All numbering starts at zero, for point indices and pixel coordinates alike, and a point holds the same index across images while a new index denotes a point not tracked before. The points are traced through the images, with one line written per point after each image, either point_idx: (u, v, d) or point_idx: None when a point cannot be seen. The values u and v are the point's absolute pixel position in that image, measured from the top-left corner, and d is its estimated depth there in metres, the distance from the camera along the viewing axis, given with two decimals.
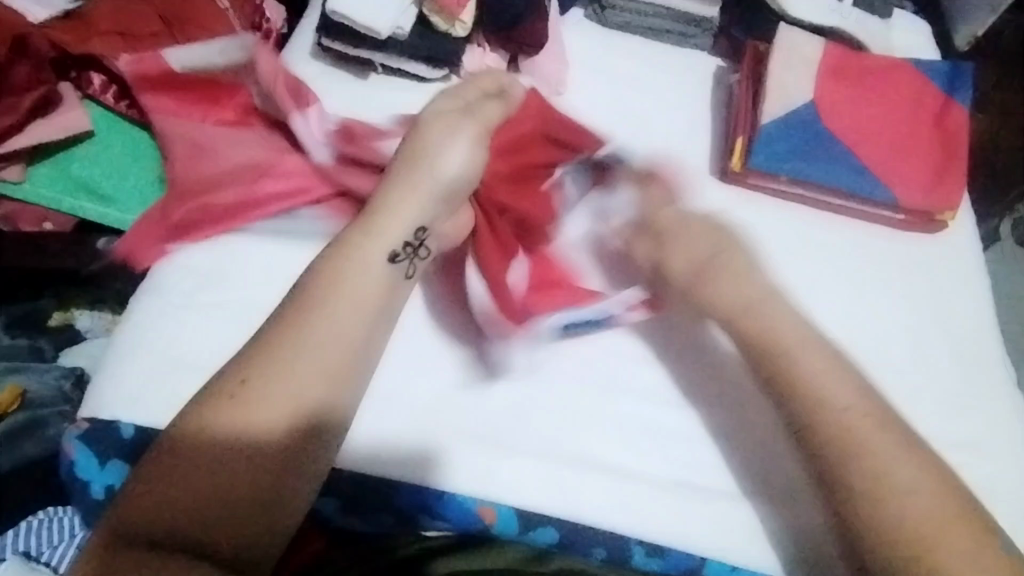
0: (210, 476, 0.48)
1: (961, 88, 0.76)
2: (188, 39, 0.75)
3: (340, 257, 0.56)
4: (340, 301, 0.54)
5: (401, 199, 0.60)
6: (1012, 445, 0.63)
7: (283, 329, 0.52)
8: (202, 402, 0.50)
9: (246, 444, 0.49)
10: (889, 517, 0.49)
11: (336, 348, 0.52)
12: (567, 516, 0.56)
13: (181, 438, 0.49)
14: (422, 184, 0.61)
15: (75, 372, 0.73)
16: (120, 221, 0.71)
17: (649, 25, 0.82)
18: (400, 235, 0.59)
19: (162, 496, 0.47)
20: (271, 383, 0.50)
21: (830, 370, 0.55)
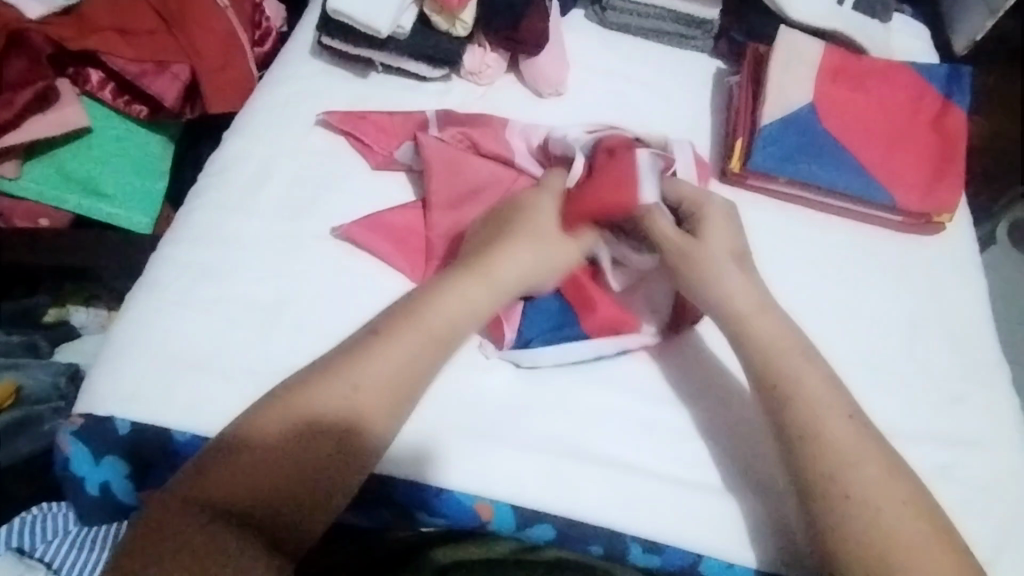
0: (287, 466, 0.47)
1: (959, 92, 0.76)
2: (190, 37, 0.73)
3: (429, 284, 0.57)
4: (432, 317, 0.55)
5: (503, 250, 0.60)
6: (1007, 444, 0.63)
7: (378, 342, 0.53)
8: (296, 395, 0.50)
9: (330, 446, 0.49)
10: (857, 529, 0.48)
11: (423, 367, 0.53)
12: (563, 513, 0.55)
13: (247, 435, 0.48)
14: (517, 233, 0.61)
15: (70, 368, 0.74)
16: (132, 222, 0.76)
17: (650, 27, 0.82)
18: (505, 273, 0.59)
19: (241, 478, 0.46)
20: (369, 394, 0.51)
21: (796, 368, 0.55)
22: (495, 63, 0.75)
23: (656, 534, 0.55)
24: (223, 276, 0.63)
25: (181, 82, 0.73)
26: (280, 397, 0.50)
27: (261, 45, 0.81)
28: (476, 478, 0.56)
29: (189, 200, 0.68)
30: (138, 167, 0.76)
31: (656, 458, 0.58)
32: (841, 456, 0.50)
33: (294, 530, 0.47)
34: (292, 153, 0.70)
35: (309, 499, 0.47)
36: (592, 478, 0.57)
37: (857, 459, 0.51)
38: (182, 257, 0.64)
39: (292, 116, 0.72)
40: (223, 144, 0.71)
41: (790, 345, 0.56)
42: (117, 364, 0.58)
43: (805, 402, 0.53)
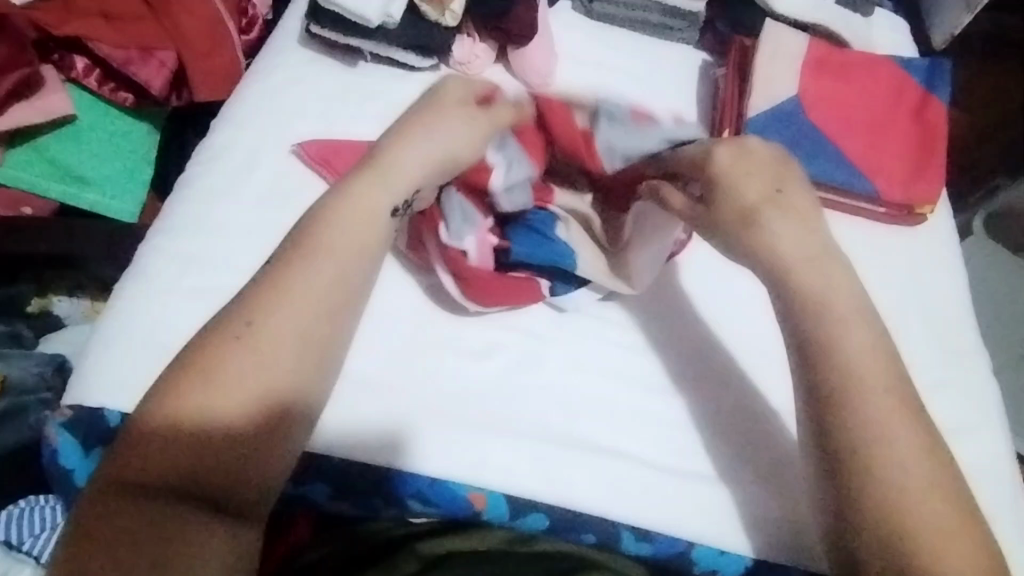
0: (188, 446, 0.44)
1: (940, 85, 0.77)
2: (177, 24, 0.72)
3: (329, 205, 0.55)
4: (332, 235, 0.53)
5: (405, 161, 0.58)
6: (986, 429, 0.65)
7: (271, 281, 0.50)
8: (185, 369, 0.46)
9: (214, 416, 0.45)
10: (877, 474, 0.46)
11: (305, 323, 0.49)
12: (556, 503, 0.56)
13: (150, 418, 0.44)
14: (425, 140, 0.59)
15: (56, 358, 0.73)
16: (120, 212, 0.75)
17: (636, 19, 0.82)
18: (404, 189, 0.57)
19: (144, 459, 0.43)
20: (268, 337, 0.48)
21: (876, 382, 0.49)
22: (484, 53, 0.75)
23: (648, 522, 0.56)
24: (213, 268, 0.62)
25: (168, 69, 0.72)
26: (180, 368, 0.46)
27: (247, 33, 0.80)
28: (468, 466, 0.56)
29: (176, 189, 0.68)
30: (124, 155, 0.76)
31: (648, 446, 0.59)
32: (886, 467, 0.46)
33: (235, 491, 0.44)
34: (279, 140, 0.69)
35: (234, 477, 0.44)
36: (584, 469, 0.57)
37: (873, 408, 0.48)
38: (169, 248, 0.63)
39: (278, 105, 0.71)
40: (211, 131, 0.71)
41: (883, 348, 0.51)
42: (106, 355, 0.58)
43: (861, 382, 0.49)
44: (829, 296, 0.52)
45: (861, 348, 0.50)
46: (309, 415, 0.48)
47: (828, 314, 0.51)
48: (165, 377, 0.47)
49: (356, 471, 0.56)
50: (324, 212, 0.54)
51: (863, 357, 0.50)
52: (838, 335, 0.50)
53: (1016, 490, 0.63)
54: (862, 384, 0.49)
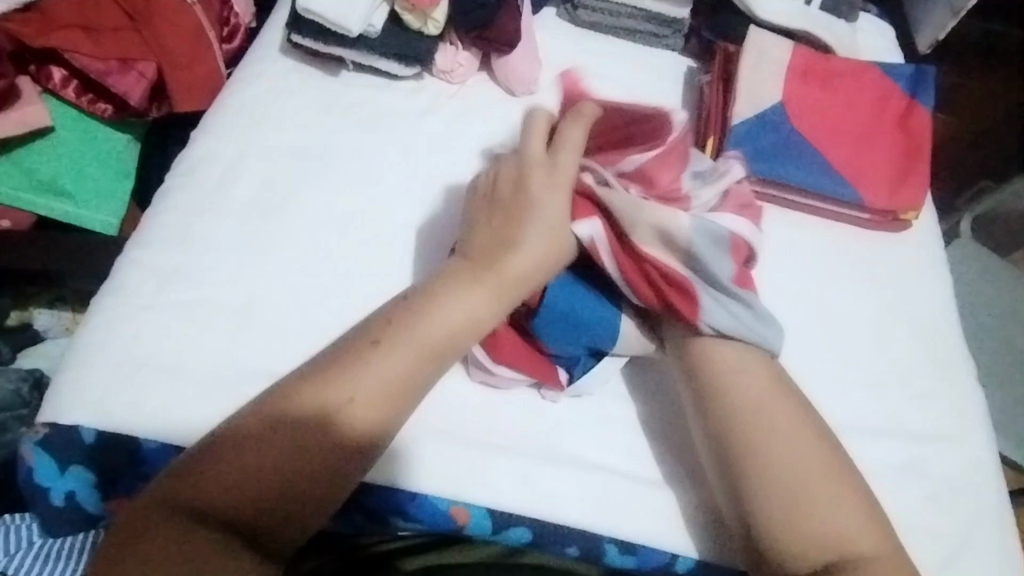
0: (252, 480, 0.47)
1: (925, 90, 0.77)
2: (156, 35, 0.71)
3: (431, 289, 0.56)
4: (441, 315, 0.55)
5: (522, 261, 0.57)
6: (970, 435, 0.65)
7: (369, 347, 0.53)
8: (269, 406, 0.50)
9: (280, 459, 0.48)
10: (798, 528, 0.50)
11: (412, 369, 0.53)
12: (540, 516, 0.56)
13: (221, 447, 0.48)
14: (516, 258, 0.57)
15: (33, 374, 0.73)
16: (100, 223, 0.75)
17: (621, 26, 0.82)
18: (465, 325, 0.55)
19: (213, 485, 0.46)
20: (362, 386, 0.51)
21: (767, 416, 0.54)
22: (467, 62, 0.75)
23: (632, 536, 0.56)
24: (196, 283, 0.61)
25: (147, 81, 0.71)
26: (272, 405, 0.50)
27: (229, 42, 0.79)
28: (450, 481, 0.56)
29: (155, 201, 0.67)
30: (105, 167, 0.75)
31: (632, 458, 0.59)
32: (794, 493, 0.51)
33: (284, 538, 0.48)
34: (260, 150, 0.69)
35: (299, 514, 0.48)
36: (569, 481, 0.57)
37: (795, 465, 0.52)
38: (150, 261, 0.62)
39: (258, 116, 0.71)
40: (190, 143, 0.70)
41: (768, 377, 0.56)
42: (84, 370, 0.57)
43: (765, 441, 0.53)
44: (732, 368, 0.56)
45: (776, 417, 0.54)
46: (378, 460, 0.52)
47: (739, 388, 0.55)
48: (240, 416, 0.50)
49: None
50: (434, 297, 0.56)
51: (745, 386, 0.55)
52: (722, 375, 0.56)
53: (1001, 496, 0.63)
54: (760, 431, 0.53)
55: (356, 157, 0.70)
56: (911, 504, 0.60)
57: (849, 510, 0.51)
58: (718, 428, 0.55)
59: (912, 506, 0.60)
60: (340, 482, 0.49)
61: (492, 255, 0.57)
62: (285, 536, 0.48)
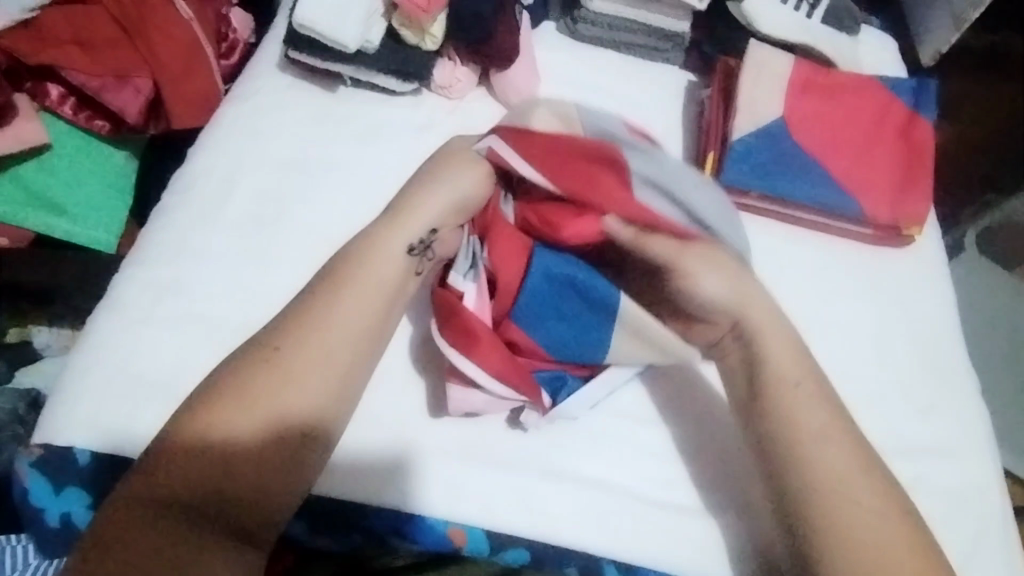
0: (210, 472, 0.47)
1: (927, 105, 0.77)
2: (152, 51, 0.71)
3: (362, 240, 0.57)
4: (363, 277, 0.55)
5: (433, 207, 0.58)
6: (974, 452, 0.64)
7: (305, 308, 0.54)
8: (214, 390, 0.50)
9: (236, 442, 0.48)
10: None
11: (354, 318, 0.54)
12: (538, 536, 0.55)
13: (180, 434, 0.48)
14: (444, 190, 0.59)
15: (30, 393, 0.73)
16: (99, 241, 0.75)
17: (621, 40, 0.82)
18: (403, 246, 0.57)
19: (175, 479, 0.47)
20: (303, 349, 0.51)
21: (799, 405, 0.53)
22: (466, 76, 0.74)
23: (632, 556, 0.55)
24: (191, 300, 0.61)
25: (144, 97, 0.71)
26: (207, 390, 0.50)
27: (227, 58, 0.79)
28: (448, 501, 0.55)
29: (152, 218, 0.67)
30: (103, 184, 0.75)
31: (632, 477, 0.58)
32: (866, 553, 0.48)
33: (260, 523, 0.48)
34: (257, 167, 0.69)
35: (270, 487, 0.48)
36: (566, 500, 0.56)
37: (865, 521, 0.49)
38: (145, 279, 0.62)
39: (255, 133, 0.71)
40: (188, 160, 0.70)
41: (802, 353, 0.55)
42: (79, 391, 0.57)
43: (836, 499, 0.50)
44: (801, 412, 0.52)
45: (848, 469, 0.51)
46: (335, 436, 0.52)
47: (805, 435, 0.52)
48: (189, 404, 0.50)
49: (335, 507, 0.55)
50: (354, 262, 0.56)
51: (806, 415, 0.52)
52: (758, 357, 0.55)
53: (1007, 513, 0.62)
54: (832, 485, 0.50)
55: (354, 173, 0.69)
56: None
57: (880, 505, 0.50)
58: (786, 478, 0.51)
59: None
60: (304, 458, 0.50)
61: (420, 198, 0.58)
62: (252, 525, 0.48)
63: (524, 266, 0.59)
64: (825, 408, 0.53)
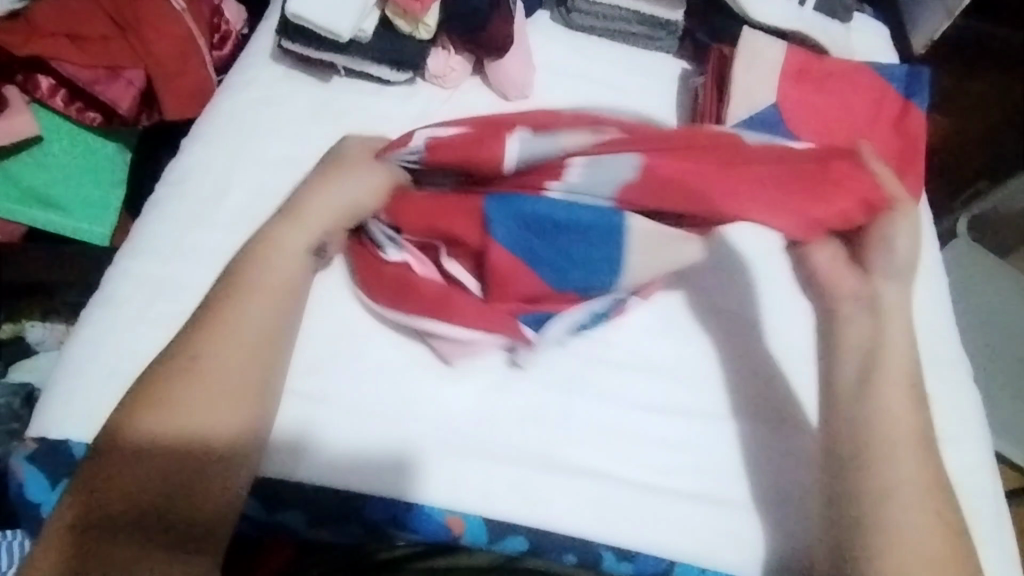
0: (145, 481, 0.49)
1: (919, 92, 0.77)
2: (143, 42, 0.71)
3: (264, 240, 0.58)
4: (255, 282, 0.56)
5: (322, 214, 0.60)
6: (968, 435, 0.64)
7: (215, 312, 0.55)
8: (136, 402, 0.51)
9: (169, 447, 0.50)
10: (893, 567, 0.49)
11: (267, 314, 0.55)
12: (536, 524, 0.55)
13: (109, 448, 0.50)
14: (327, 194, 0.61)
15: (24, 387, 0.72)
16: (92, 234, 0.75)
17: (615, 29, 0.82)
18: (296, 243, 0.59)
19: (113, 494, 0.48)
20: (212, 348, 0.53)
21: (899, 401, 0.54)
22: (460, 66, 0.74)
23: (629, 542, 0.55)
24: (186, 292, 0.61)
25: (136, 88, 0.71)
26: (126, 406, 0.51)
27: (219, 49, 0.79)
28: (445, 489, 0.56)
29: (146, 211, 0.66)
30: (95, 176, 0.74)
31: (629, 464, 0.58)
32: (903, 538, 0.49)
33: (196, 520, 0.48)
34: (252, 159, 0.68)
35: (210, 480, 0.49)
36: (564, 490, 0.56)
37: (911, 510, 0.51)
38: (140, 271, 0.62)
39: (250, 124, 0.70)
40: (181, 152, 0.70)
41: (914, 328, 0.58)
42: (74, 385, 0.57)
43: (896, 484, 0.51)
44: (892, 400, 0.54)
45: (914, 471, 0.52)
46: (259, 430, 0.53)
47: (882, 422, 0.53)
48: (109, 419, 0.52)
49: (332, 498, 0.55)
50: (237, 272, 0.57)
51: (894, 410, 0.54)
52: (883, 341, 0.57)
53: (1000, 496, 0.62)
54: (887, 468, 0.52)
55: None
56: None
57: (933, 505, 0.51)
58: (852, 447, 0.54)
59: None
60: (242, 446, 0.51)
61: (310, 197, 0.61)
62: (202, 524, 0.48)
63: (480, 209, 0.60)
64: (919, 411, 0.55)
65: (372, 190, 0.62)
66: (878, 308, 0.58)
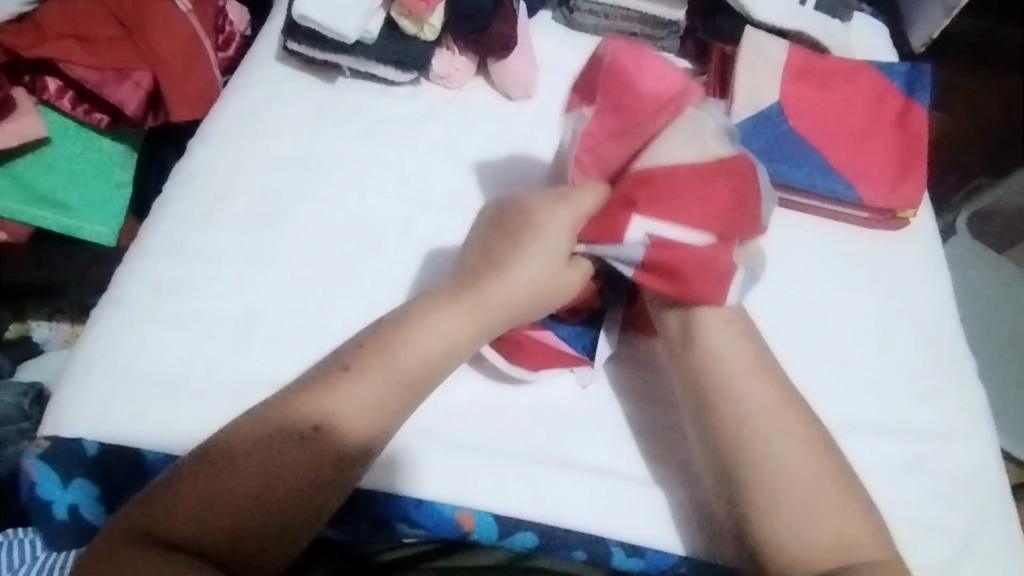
0: (230, 506, 0.47)
1: (921, 90, 0.77)
2: (150, 44, 0.71)
3: (413, 306, 0.56)
4: (409, 344, 0.54)
5: (494, 301, 0.56)
6: (973, 430, 0.65)
7: (350, 365, 0.52)
8: (252, 424, 0.50)
9: (267, 478, 0.48)
10: (794, 524, 0.50)
11: (397, 389, 0.53)
12: (545, 520, 0.56)
13: (207, 462, 0.48)
14: (512, 277, 0.57)
15: (33, 388, 0.72)
16: (98, 234, 0.75)
17: (617, 28, 0.82)
18: (486, 315, 0.56)
19: (199, 506, 0.46)
20: (337, 404, 0.51)
21: (739, 357, 0.55)
22: (464, 67, 0.75)
23: (639, 538, 0.56)
24: (195, 292, 0.61)
25: (143, 90, 0.72)
26: (247, 422, 0.50)
27: (224, 50, 0.79)
28: (455, 487, 0.56)
29: (154, 211, 0.67)
30: (101, 176, 0.75)
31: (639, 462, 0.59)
32: (799, 496, 0.50)
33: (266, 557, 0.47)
34: (258, 160, 0.68)
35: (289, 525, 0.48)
36: (572, 485, 0.57)
37: (793, 460, 0.52)
38: (149, 272, 0.62)
39: (255, 126, 0.70)
40: (188, 153, 0.70)
41: (765, 369, 0.55)
42: (85, 385, 0.57)
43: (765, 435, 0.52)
44: (732, 360, 0.55)
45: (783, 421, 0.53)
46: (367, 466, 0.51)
47: (735, 380, 0.54)
48: (230, 428, 0.50)
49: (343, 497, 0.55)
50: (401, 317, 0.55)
51: (732, 370, 0.55)
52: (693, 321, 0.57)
53: (1005, 490, 0.63)
54: (760, 429, 0.53)
55: (355, 164, 0.69)
56: (915, 502, 0.60)
57: (809, 447, 0.53)
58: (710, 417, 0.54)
59: (916, 504, 0.60)
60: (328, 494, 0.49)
61: (522, 248, 0.57)
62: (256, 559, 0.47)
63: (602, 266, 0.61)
64: (750, 365, 0.55)
65: (552, 276, 0.58)
66: (695, 344, 0.56)
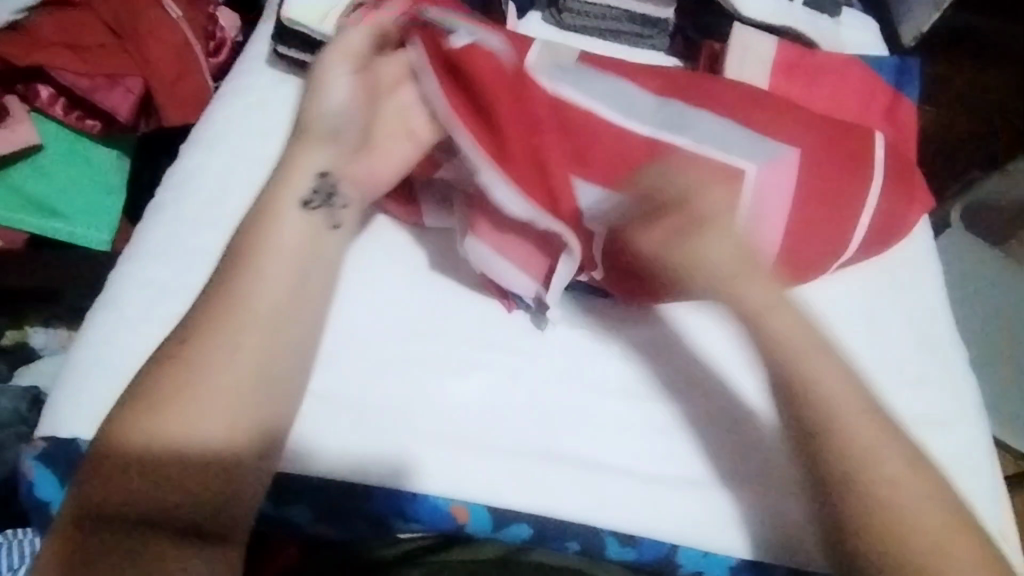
0: (154, 484, 0.50)
1: (908, 83, 0.79)
2: (141, 51, 0.72)
3: (258, 221, 0.59)
4: (268, 256, 0.58)
5: (313, 151, 0.62)
6: (965, 418, 0.65)
7: (208, 304, 0.56)
8: (132, 402, 0.52)
9: (189, 451, 0.51)
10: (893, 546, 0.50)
11: (259, 301, 0.56)
12: (539, 513, 0.56)
13: (108, 454, 0.51)
14: (318, 129, 0.63)
15: (30, 391, 0.73)
16: (90, 240, 0.75)
17: (606, 28, 0.83)
18: (305, 184, 0.61)
19: (134, 488, 0.50)
20: (203, 343, 0.54)
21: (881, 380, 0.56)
22: None
23: (633, 528, 0.56)
24: (188, 294, 0.62)
25: (134, 96, 0.72)
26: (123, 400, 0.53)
27: (216, 56, 0.80)
28: (450, 480, 0.56)
29: (147, 215, 0.68)
30: (95, 183, 0.76)
31: (631, 456, 0.59)
32: (896, 522, 0.51)
33: (209, 524, 0.51)
34: (250, 163, 0.69)
35: (219, 489, 0.51)
36: (566, 478, 0.57)
37: (877, 475, 0.52)
38: (144, 274, 0.63)
39: (245, 130, 0.71)
40: (182, 157, 0.71)
41: None
42: (82, 386, 0.58)
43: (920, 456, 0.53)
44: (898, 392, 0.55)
45: (891, 450, 0.53)
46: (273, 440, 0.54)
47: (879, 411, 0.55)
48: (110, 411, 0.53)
49: (339, 492, 0.56)
50: (261, 215, 0.59)
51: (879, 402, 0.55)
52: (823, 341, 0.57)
53: (997, 477, 0.63)
54: (887, 452, 0.53)
55: None
56: None
57: (905, 474, 0.53)
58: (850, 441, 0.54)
59: None
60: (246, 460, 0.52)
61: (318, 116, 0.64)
62: (213, 523, 0.51)
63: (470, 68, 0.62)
64: None
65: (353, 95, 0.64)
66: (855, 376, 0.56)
